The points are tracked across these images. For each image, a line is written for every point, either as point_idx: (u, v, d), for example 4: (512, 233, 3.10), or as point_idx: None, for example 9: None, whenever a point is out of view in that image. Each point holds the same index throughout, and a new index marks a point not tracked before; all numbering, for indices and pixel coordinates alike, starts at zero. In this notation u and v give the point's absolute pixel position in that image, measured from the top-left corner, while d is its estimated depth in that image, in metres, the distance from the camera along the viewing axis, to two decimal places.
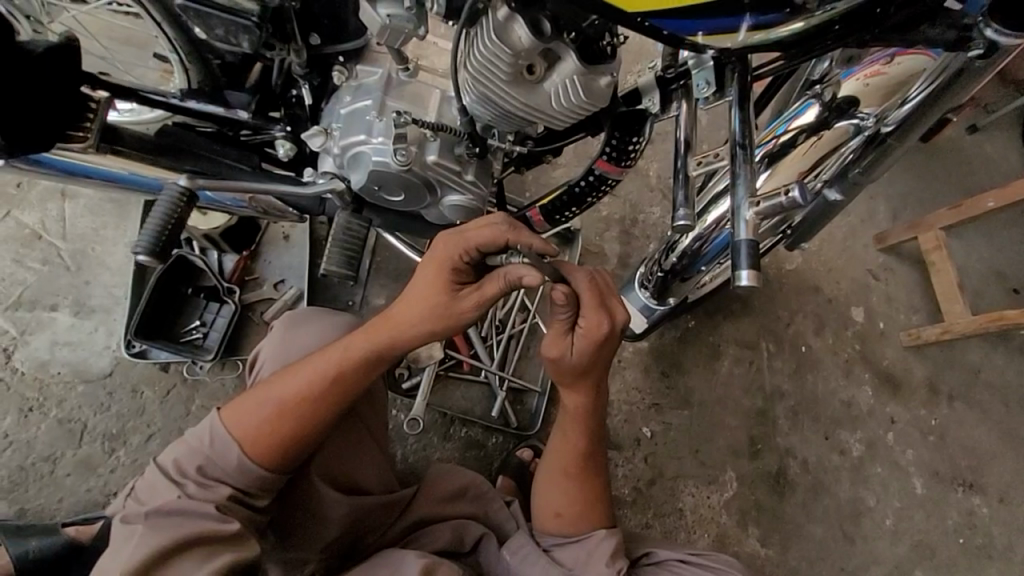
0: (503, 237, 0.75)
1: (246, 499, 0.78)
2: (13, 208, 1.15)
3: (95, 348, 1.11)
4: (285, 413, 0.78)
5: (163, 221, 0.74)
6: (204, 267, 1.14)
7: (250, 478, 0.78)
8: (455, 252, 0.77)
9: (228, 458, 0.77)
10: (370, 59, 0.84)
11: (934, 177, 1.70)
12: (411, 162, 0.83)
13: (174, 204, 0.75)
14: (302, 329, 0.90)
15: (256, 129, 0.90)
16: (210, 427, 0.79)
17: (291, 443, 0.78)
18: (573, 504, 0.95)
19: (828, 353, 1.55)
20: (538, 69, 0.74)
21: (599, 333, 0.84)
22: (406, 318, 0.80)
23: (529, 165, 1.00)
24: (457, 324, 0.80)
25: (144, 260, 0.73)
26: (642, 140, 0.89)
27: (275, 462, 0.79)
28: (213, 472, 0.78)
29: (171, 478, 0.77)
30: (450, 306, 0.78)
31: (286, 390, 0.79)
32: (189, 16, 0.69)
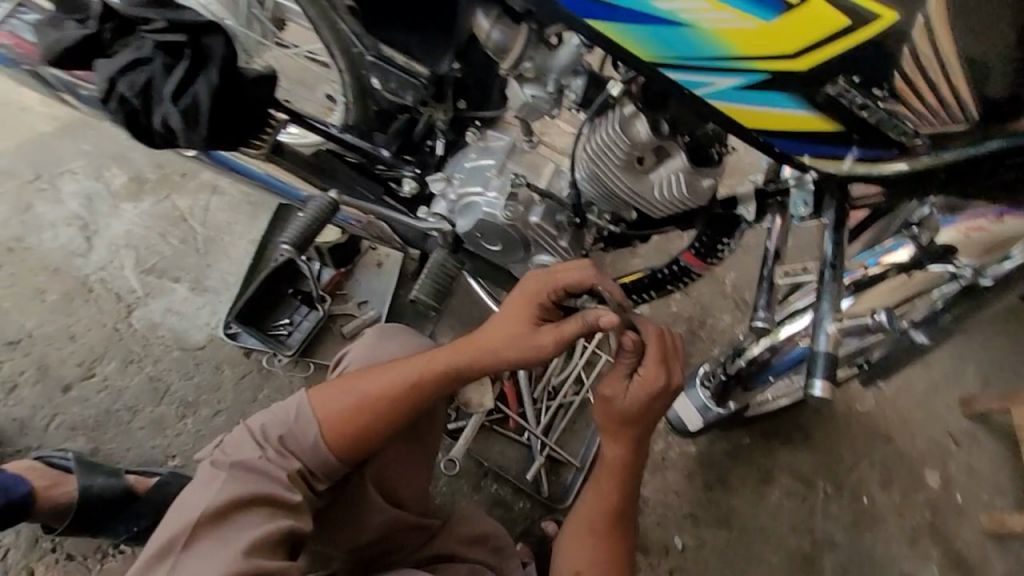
0: (591, 279, 0.84)
1: (310, 478, 0.84)
2: (172, 190, 1.32)
3: (197, 322, 1.24)
4: (366, 407, 0.84)
5: (310, 221, 0.88)
6: (306, 272, 1.26)
7: (321, 460, 0.84)
8: (546, 287, 0.85)
9: (307, 437, 0.83)
10: (501, 127, 0.95)
11: None
12: (516, 219, 0.92)
13: (321, 210, 0.88)
14: (395, 338, 0.98)
15: (388, 166, 1.02)
16: (297, 403, 0.86)
17: (364, 435, 0.84)
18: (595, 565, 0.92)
19: (892, 510, 1.43)
20: (648, 161, 0.83)
21: (656, 385, 0.87)
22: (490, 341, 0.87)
23: (617, 245, 1.06)
24: (533, 358, 0.85)
25: (287, 250, 0.87)
26: (732, 242, 0.93)
27: (345, 450, 0.84)
28: (292, 445, 0.84)
29: (256, 440, 0.84)
30: (532, 337, 0.85)
31: (370, 387, 0.85)
32: (375, 69, 0.87)
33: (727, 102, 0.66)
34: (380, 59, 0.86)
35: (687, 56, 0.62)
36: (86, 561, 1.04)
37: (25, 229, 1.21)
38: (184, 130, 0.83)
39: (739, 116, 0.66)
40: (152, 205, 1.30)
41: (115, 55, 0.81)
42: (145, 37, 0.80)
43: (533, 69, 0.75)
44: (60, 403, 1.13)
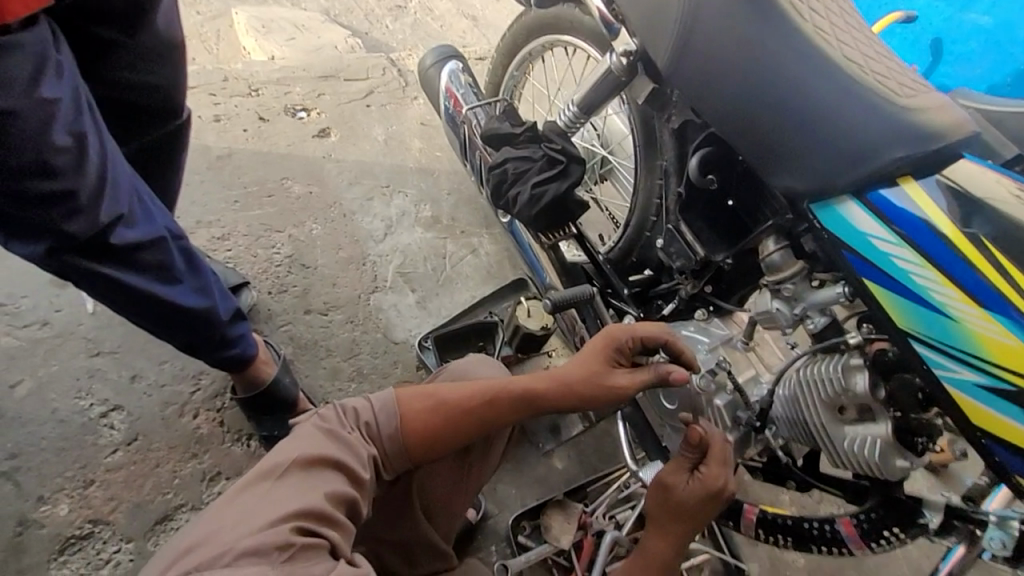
0: (666, 335, 0.97)
1: (380, 466, 0.85)
2: (451, 235, 1.72)
3: (406, 325, 1.53)
4: (448, 409, 0.89)
5: (569, 297, 1.17)
6: (499, 337, 1.49)
7: (393, 450, 0.86)
8: (623, 334, 0.98)
9: (388, 427, 0.86)
10: (727, 321, 1.10)
11: None
12: (701, 391, 1.02)
13: (575, 295, 1.17)
14: (486, 366, 1.05)
15: (621, 301, 1.22)
16: (383, 397, 0.89)
17: (443, 435, 0.88)
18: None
19: None
20: (848, 411, 0.91)
21: (713, 481, 0.93)
22: (568, 373, 0.96)
23: (769, 479, 1.08)
24: (608, 397, 0.95)
25: (548, 304, 1.16)
26: (900, 537, 0.91)
27: (419, 445, 0.87)
28: (373, 430, 0.85)
29: (341, 414, 0.85)
30: (609, 381, 0.96)
31: (457, 395, 0.91)
32: (667, 233, 1.11)
33: (962, 391, 0.76)
34: (675, 229, 1.09)
35: (950, 345, 0.75)
36: (225, 434, 1.25)
37: (359, 207, 1.70)
38: (523, 205, 1.15)
39: (971, 412, 0.76)
40: (433, 237, 1.70)
41: (518, 149, 1.19)
42: (542, 148, 1.17)
43: (791, 292, 0.93)
44: (298, 317, 1.47)
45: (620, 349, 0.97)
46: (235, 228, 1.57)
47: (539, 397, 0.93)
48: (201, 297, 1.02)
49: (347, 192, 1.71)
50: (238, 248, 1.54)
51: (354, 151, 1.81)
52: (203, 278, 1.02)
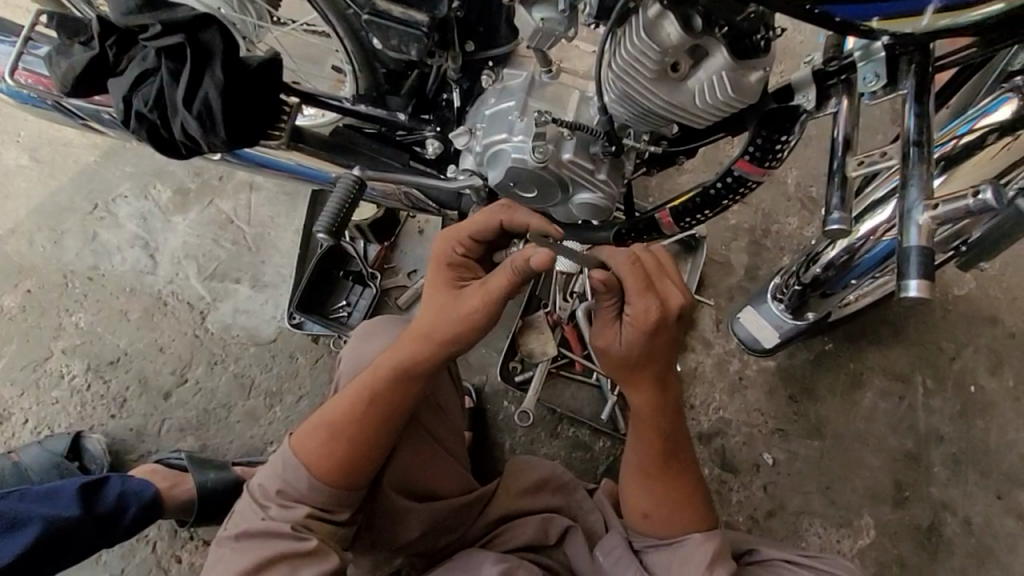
0: (495, 220, 0.84)
1: (325, 515, 0.90)
2: (214, 195, 1.37)
3: (264, 317, 1.30)
4: (342, 429, 0.89)
5: (338, 208, 0.86)
6: (353, 252, 1.29)
7: (322, 497, 0.89)
8: (449, 247, 0.86)
9: (299, 483, 0.89)
10: (516, 63, 0.89)
11: None
12: (548, 159, 0.86)
13: (347, 192, 0.87)
14: (370, 341, 1.00)
15: (411, 130, 0.99)
16: (285, 455, 0.91)
17: (354, 455, 0.89)
18: (660, 503, 0.94)
19: (1004, 394, 1.46)
20: (683, 66, 0.74)
21: (643, 313, 0.80)
22: (421, 325, 0.86)
23: (660, 165, 0.99)
24: (475, 323, 0.83)
25: (324, 238, 0.86)
26: (792, 139, 0.83)
27: (341, 479, 0.89)
28: (291, 494, 0.90)
29: (258, 498, 0.92)
30: (459, 305, 0.83)
31: (345, 414, 0.89)
32: (372, 29, 0.79)
33: None
34: (375, 15, 0.78)
35: None
36: None
37: (95, 256, 1.31)
38: (204, 135, 0.84)
39: None
40: (201, 213, 1.36)
41: (123, 72, 0.83)
42: (148, 49, 0.81)
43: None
44: (165, 409, 1.24)
45: (456, 263, 0.87)
46: (6, 397, 1.23)
47: (410, 366, 0.86)
48: (24, 526, 0.96)
49: (66, 254, 1.30)
50: (33, 411, 1.23)
51: (17, 206, 1.32)
52: (4, 515, 0.96)
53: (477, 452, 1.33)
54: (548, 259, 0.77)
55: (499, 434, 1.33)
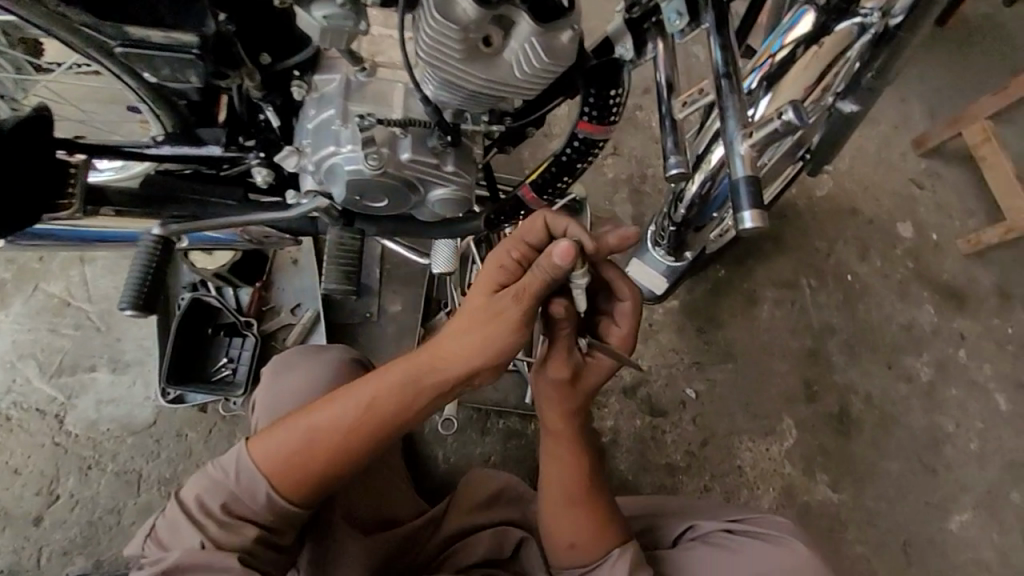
0: (541, 224, 0.78)
1: (272, 538, 0.82)
2: (39, 280, 1.20)
3: (136, 401, 1.16)
4: (312, 444, 0.80)
5: (142, 272, 0.86)
6: (219, 304, 1.17)
7: (274, 515, 0.81)
8: (508, 251, 0.78)
9: (257, 497, 0.79)
10: (326, 66, 0.80)
11: (948, 83, 1.75)
12: (385, 164, 0.79)
13: (150, 254, 0.87)
14: (292, 373, 1.00)
15: (233, 162, 0.87)
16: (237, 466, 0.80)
17: (324, 477, 0.81)
18: (582, 530, 0.93)
19: (876, 275, 1.60)
20: (494, 39, 0.70)
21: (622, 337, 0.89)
22: (450, 339, 0.79)
23: (514, 142, 0.97)
24: (515, 332, 0.76)
25: (131, 311, 0.85)
26: (623, 91, 0.82)
27: (303, 497, 0.81)
28: (238, 509, 0.80)
29: (194, 516, 0.79)
30: (508, 308, 0.75)
31: (318, 428, 0.80)
32: (136, 61, 0.71)
33: None
34: (133, 45, 0.69)
35: None
36: None
37: None
38: None
39: None
40: (31, 304, 1.19)
41: None
42: None
43: None
44: (41, 534, 1.08)
45: (507, 261, 0.78)
46: None
47: (419, 383, 0.80)
48: None
49: None
50: None
51: None
52: None
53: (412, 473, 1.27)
54: (571, 252, 0.71)
55: (430, 447, 1.29)
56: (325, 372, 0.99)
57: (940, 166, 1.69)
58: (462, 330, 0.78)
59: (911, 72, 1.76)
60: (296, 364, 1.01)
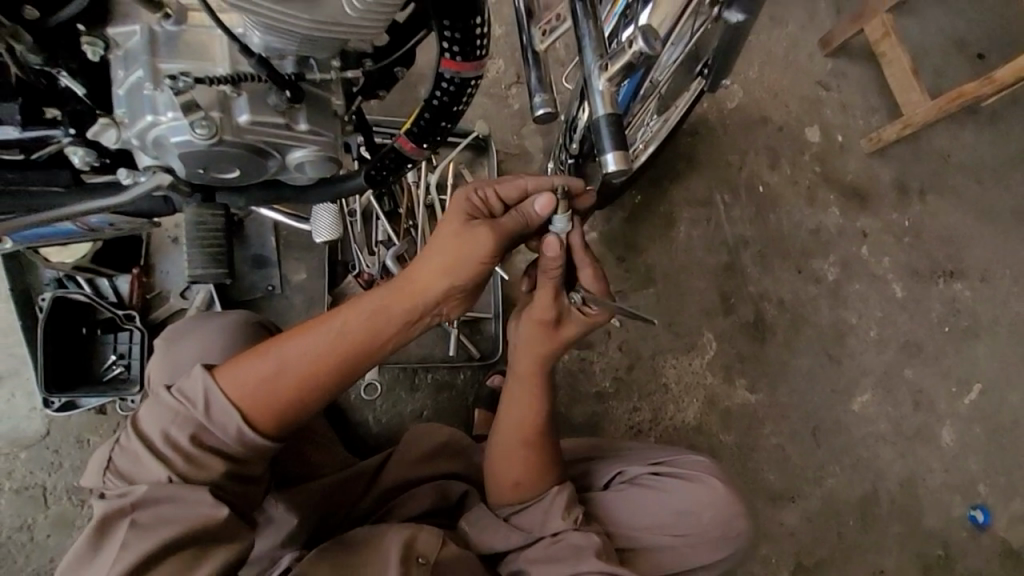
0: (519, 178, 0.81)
1: (240, 473, 0.73)
2: None
3: (21, 414, 1.07)
4: (287, 375, 0.73)
5: None
6: (90, 299, 1.06)
7: (246, 448, 0.72)
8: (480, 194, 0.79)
9: (230, 426, 0.71)
10: (121, 16, 0.66)
11: None
12: (219, 131, 0.69)
13: None
14: (185, 343, 0.88)
15: (41, 143, 0.74)
16: (204, 391, 0.72)
17: (296, 409, 0.74)
18: (528, 472, 0.93)
19: (786, 183, 1.63)
20: None
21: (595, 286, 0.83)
22: (427, 264, 0.74)
23: (387, 88, 0.86)
24: (485, 262, 0.74)
25: None
26: (486, 20, 0.73)
27: (277, 428, 0.74)
28: (209, 441, 0.71)
29: (156, 450, 0.70)
30: (474, 239, 0.73)
31: (290, 356, 0.74)
32: None
33: None
34: None
35: None
36: None
37: None
38: None
39: None
40: None
41: None
42: None
43: None
44: None
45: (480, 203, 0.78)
46: None
47: (395, 314, 0.74)
48: None
49: None
50: None
51: None
52: None
53: (344, 439, 1.26)
54: (553, 203, 0.76)
55: (359, 412, 1.27)
56: (224, 337, 0.88)
57: (845, 66, 1.68)
58: (437, 246, 0.74)
59: None
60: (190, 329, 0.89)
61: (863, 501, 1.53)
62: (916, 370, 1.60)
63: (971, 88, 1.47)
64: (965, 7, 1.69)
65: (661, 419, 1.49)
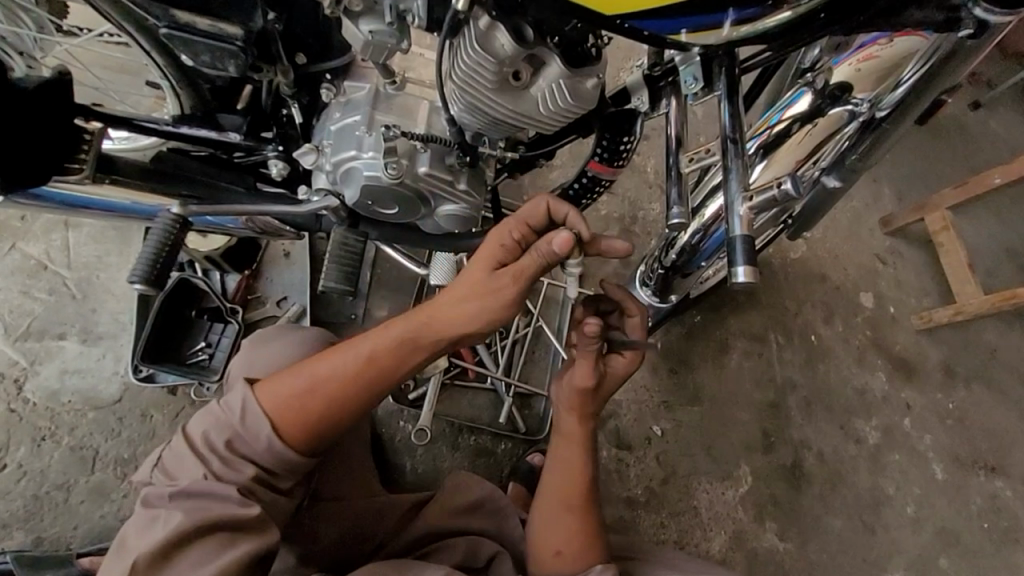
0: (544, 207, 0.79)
1: (269, 480, 0.79)
2: (19, 241, 1.19)
3: (103, 375, 1.13)
4: (309, 395, 0.79)
5: (157, 247, 0.83)
6: (206, 288, 1.16)
7: (275, 459, 0.78)
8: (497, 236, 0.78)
9: (258, 438, 0.78)
10: (357, 74, 0.83)
11: (918, 170, 1.90)
12: (402, 175, 0.83)
13: (167, 229, 0.84)
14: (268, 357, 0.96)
15: (249, 151, 0.90)
16: (241, 402, 0.80)
17: (319, 424, 0.79)
18: (570, 541, 0.93)
19: (837, 338, 1.70)
20: (524, 74, 0.74)
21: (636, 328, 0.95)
22: (446, 302, 0.78)
23: (522, 170, 0.99)
24: (501, 309, 0.76)
25: (140, 287, 0.82)
26: (634, 139, 0.88)
27: (301, 440, 0.79)
28: (242, 447, 0.78)
29: (199, 453, 0.78)
30: (493, 281, 0.75)
31: (314, 373, 0.79)
32: (175, 44, 0.71)
33: None
34: (174, 29, 0.69)
35: None
36: None
37: None
38: None
39: (595, 5, 0.65)
40: (6, 261, 1.17)
41: None
42: None
43: None
44: None
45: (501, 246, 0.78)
46: None
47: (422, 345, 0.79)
48: None
49: None
50: None
51: None
52: None
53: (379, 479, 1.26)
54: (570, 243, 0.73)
55: (398, 456, 1.28)
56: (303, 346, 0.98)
57: (902, 246, 1.82)
58: (455, 288, 0.78)
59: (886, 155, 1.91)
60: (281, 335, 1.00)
61: None
62: (952, 561, 1.54)
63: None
64: (1017, 221, 1.85)
65: (685, 544, 1.45)
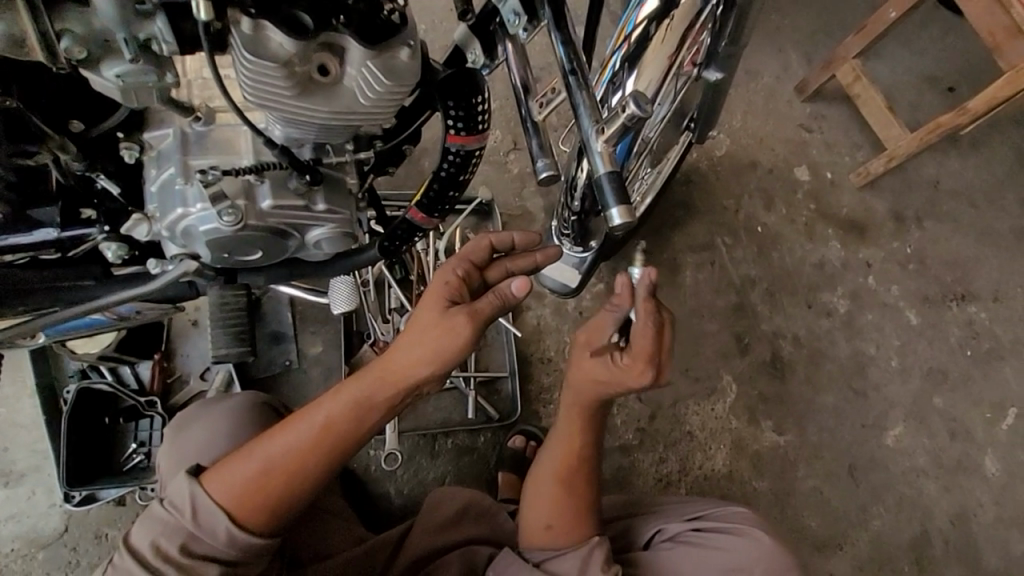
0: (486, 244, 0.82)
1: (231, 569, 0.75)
2: None
3: (39, 511, 1.06)
4: (267, 477, 0.74)
5: None
6: (113, 389, 1.07)
7: (241, 548, 0.74)
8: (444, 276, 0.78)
9: (218, 531, 0.73)
10: (157, 121, 0.73)
11: (819, 26, 1.83)
12: (244, 217, 0.74)
13: None
14: (205, 435, 0.89)
15: (77, 240, 0.79)
16: (190, 496, 0.74)
17: (282, 503, 0.75)
18: (559, 516, 0.93)
19: (783, 222, 1.66)
20: (328, 67, 0.64)
21: (643, 330, 0.79)
22: (399, 350, 0.74)
23: (393, 163, 0.88)
24: (459, 351, 0.73)
25: None
26: (486, 97, 0.78)
27: (265, 525, 0.75)
28: (200, 546, 0.73)
29: (148, 560, 0.72)
30: (447, 319, 0.73)
31: (269, 450, 0.74)
32: None
33: None
34: None
35: None
36: None
37: None
38: None
39: None
40: None
41: None
42: None
43: (81, 45, 0.56)
44: None
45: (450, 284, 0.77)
46: None
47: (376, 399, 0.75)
48: None
49: None
50: None
51: None
52: None
53: (368, 514, 1.22)
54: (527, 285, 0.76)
55: (379, 484, 1.24)
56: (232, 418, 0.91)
57: (823, 108, 1.77)
58: (409, 334, 0.74)
59: (784, 21, 1.83)
60: (199, 414, 0.91)
61: (913, 544, 1.45)
62: (946, 398, 1.56)
63: (945, 119, 1.51)
64: (927, 47, 1.80)
65: (690, 469, 1.45)
